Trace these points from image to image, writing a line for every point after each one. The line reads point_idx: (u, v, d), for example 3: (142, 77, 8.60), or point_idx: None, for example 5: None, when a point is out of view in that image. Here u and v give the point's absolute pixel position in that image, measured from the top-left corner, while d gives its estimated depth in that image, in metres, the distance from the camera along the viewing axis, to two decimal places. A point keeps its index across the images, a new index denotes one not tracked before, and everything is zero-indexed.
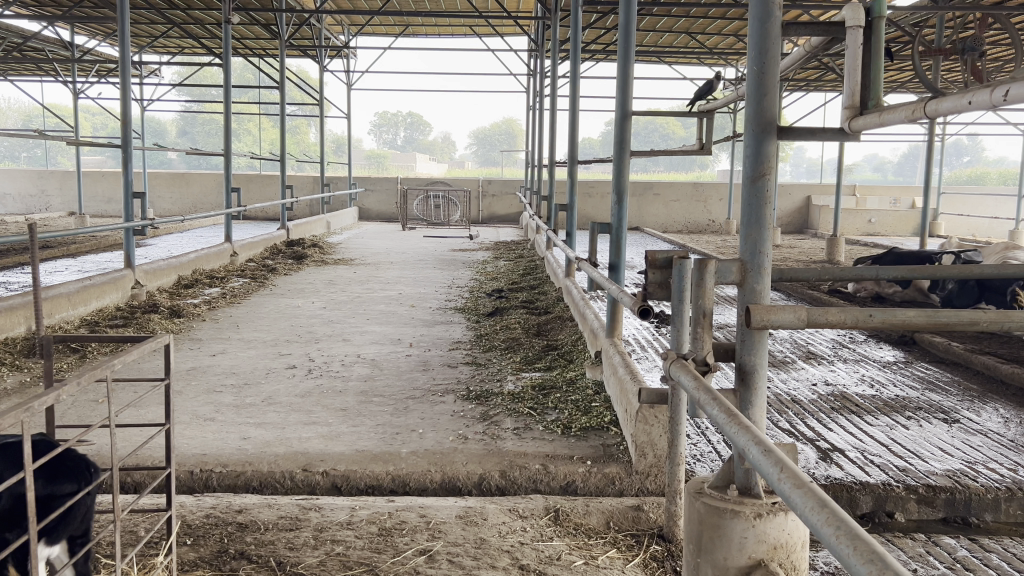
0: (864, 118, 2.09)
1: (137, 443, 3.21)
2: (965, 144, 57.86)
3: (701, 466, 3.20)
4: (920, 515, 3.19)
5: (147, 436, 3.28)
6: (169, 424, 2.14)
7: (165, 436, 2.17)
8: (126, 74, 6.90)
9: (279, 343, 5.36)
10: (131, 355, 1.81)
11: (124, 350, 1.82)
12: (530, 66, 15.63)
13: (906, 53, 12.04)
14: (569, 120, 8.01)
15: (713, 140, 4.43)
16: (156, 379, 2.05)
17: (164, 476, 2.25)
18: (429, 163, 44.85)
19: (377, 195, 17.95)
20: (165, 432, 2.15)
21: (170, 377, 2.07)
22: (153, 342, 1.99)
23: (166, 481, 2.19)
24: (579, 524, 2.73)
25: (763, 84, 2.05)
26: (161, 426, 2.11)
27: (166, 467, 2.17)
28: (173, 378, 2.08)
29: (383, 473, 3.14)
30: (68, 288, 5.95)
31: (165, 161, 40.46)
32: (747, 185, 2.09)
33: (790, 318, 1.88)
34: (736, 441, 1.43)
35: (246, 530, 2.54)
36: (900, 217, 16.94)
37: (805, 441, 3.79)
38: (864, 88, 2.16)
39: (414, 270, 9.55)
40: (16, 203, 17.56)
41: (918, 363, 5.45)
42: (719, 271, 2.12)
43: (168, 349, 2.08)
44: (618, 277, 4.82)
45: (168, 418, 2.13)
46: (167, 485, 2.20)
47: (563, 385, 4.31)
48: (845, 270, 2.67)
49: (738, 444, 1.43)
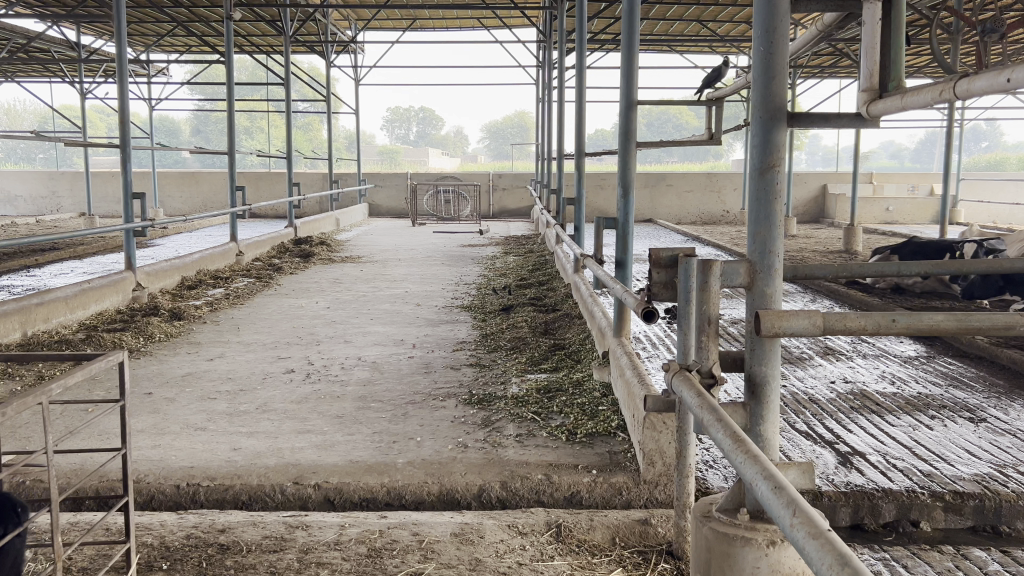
0: (882, 102, 1.90)
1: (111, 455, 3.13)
2: (984, 129, 57.15)
3: (713, 474, 3.00)
4: (946, 524, 3.01)
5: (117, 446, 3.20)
6: (127, 448, 2.10)
7: (122, 462, 2.11)
8: (122, 73, 6.75)
9: (279, 346, 5.23)
10: (72, 378, 1.75)
11: (65, 372, 1.77)
12: (538, 58, 15.43)
13: (924, 36, 11.70)
14: (576, 112, 7.80)
15: (723, 130, 4.21)
16: (112, 400, 2.00)
17: (125, 503, 2.16)
18: (441, 158, 44.83)
19: (386, 191, 17.83)
20: (121, 455, 2.08)
21: (126, 400, 2.03)
22: (102, 359, 1.93)
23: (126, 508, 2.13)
24: (582, 541, 2.57)
25: (772, 66, 1.85)
26: (116, 451, 2.06)
27: (125, 495, 2.11)
28: (128, 400, 2.04)
29: (378, 485, 2.99)
30: (66, 292, 5.84)
31: (178, 160, 40.65)
32: (755, 179, 1.90)
33: (805, 325, 1.70)
34: (745, 476, 1.24)
35: (227, 552, 2.40)
36: (918, 205, 16.62)
37: (824, 444, 3.61)
38: (883, 68, 1.97)
39: (421, 268, 9.37)
40: (28, 205, 17.57)
41: (941, 358, 5.23)
42: (724, 273, 1.95)
43: (123, 367, 2.03)
44: (625, 274, 4.63)
45: (125, 441, 2.08)
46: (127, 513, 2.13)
47: (569, 388, 4.14)
48: (862, 267, 2.49)
49: (746, 479, 1.24)
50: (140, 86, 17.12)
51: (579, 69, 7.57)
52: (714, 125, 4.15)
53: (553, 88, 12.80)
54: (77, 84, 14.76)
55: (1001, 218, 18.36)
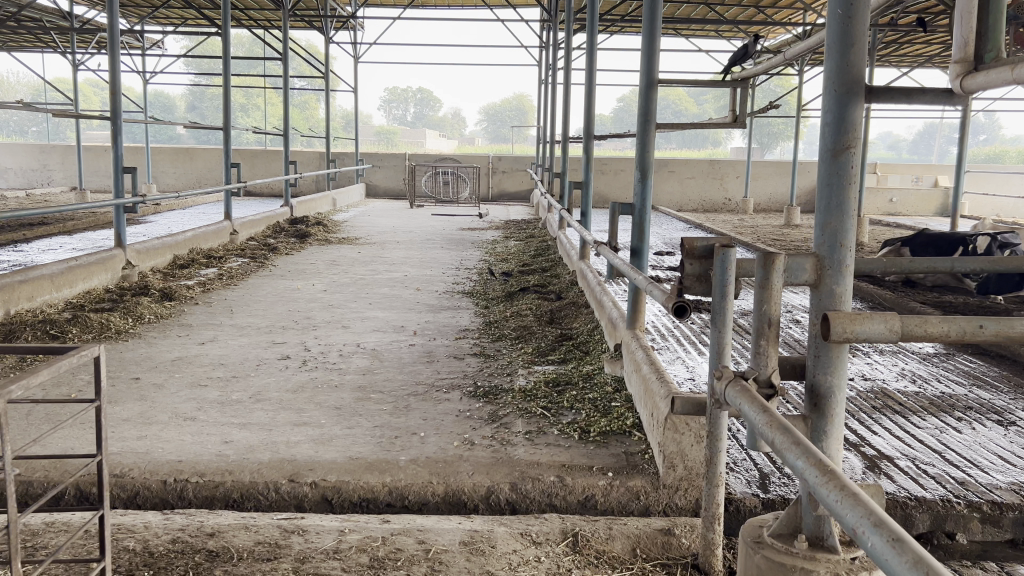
0: (981, 75, 1.71)
1: (86, 445, 2.96)
2: (982, 122, 57.15)
3: (736, 478, 2.81)
4: (983, 536, 2.83)
5: (93, 436, 3.03)
6: (102, 453, 1.90)
7: (98, 470, 1.92)
8: (114, 43, 6.46)
9: (273, 330, 5.02)
10: (37, 377, 1.52)
11: (29, 372, 1.54)
12: (542, 38, 15.10)
13: (939, 23, 11.41)
14: (586, 94, 7.53)
15: (748, 112, 3.97)
16: (86, 401, 1.81)
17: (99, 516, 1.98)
18: (439, 139, 44.42)
19: (384, 172, 17.52)
20: (96, 462, 1.90)
21: (101, 399, 1.84)
22: (74, 355, 1.70)
23: (99, 522, 1.96)
24: (600, 552, 2.38)
25: (850, 32, 1.70)
26: (91, 457, 1.87)
27: (100, 508, 1.92)
28: (104, 399, 1.84)
29: (380, 484, 2.79)
30: (52, 269, 5.60)
31: (173, 136, 40.32)
32: (827, 159, 1.77)
33: (880, 329, 1.58)
34: (845, 521, 1.13)
35: (216, 559, 2.20)
36: (922, 197, 16.45)
37: (848, 447, 3.41)
38: (979, 37, 1.80)
39: (418, 250, 9.14)
40: (18, 177, 17.25)
41: (959, 356, 5.03)
42: (789, 269, 1.81)
43: (100, 363, 1.83)
44: (641, 262, 4.42)
45: (101, 444, 1.88)
46: (101, 528, 1.95)
47: (579, 381, 3.94)
48: (914, 262, 2.30)
49: (847, 524, 1.13)
50: (133, 59, 16.75)
51: (589, 48, 7.27)
52: (738, 107, 3.93)
53: (557, 69, 12.45)
54: (70, 55, 14.46)
55: (1005, 212, 18.21)
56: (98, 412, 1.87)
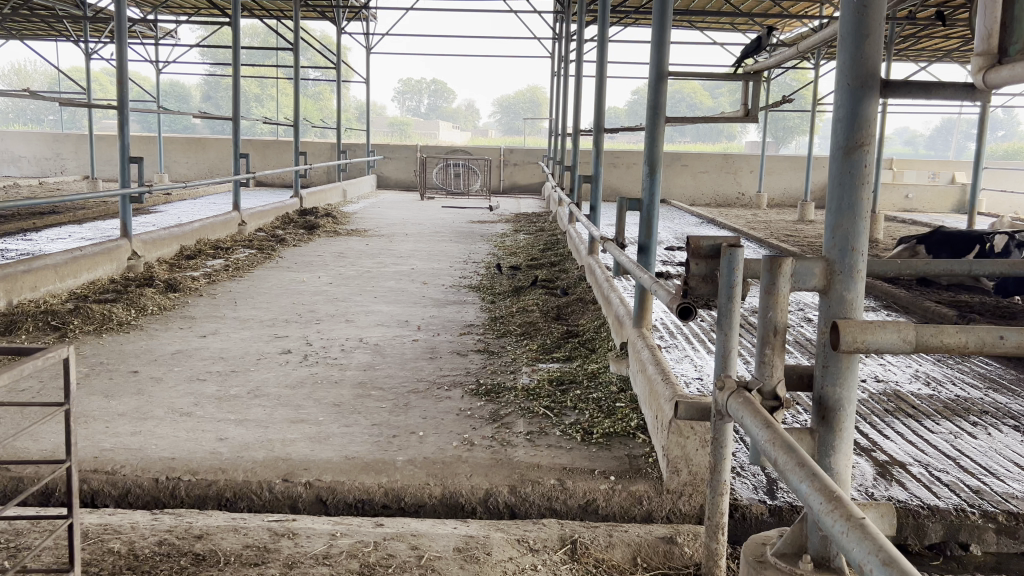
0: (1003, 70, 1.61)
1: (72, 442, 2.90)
2: (1002, 117, 56.45)
3: (741, 483, 2.73)
4: (998, 548, 2.73)
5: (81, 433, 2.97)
6: (71, 459, 1.83)
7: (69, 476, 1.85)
8: (120, 32, 6.40)
9: (276, 323, 4.96)
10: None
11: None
12: (556, 29, 14.96)
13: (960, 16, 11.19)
14: (597, 87, 7.41)
15: (760, 107, 3.86)
16: (55, 403, 1.74)
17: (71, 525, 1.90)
18: (452, 131, 44.28)
19: (395, 163, 17.46)
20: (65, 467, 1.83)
21: (70, 402, 1.77)
22: (40, 357, 1.62)
23: (70, 532, 1.89)
24: (600, 560, 2.30)
25: (866, 22, 1.61)
26: (61, 463, 1.80)
27: (71, 516, 1.85)
28: (73, 402, 1.78)
29: (375, 485, 2.72)
30: (55, 259, 5.57)
31: (187, 126, 40.40)
32: (839, 157, 1.67)
33: (893, 339, 1.50)
34: (851, 556, 1.05)
35: (202, 563, 2.14)
36: (939, 193, 16.22)
37: (859, 452, 3.31)
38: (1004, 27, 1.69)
39: (427, 243, 9.07)
40: (32, 166, 17.30)
41: (975, 358, 4.90)
42: (796, 275, 1.72)
43: (69, 364, 1.76)
44: (649, 258, 4.32)
45: (70, 448, 1.81)
46: (71, 537, 1.87)
47: (584, 380, 3.86)
48: (929, 264, 2.19)
49: (853, 559, 1.05)
50: (146, 48, 16.73)
51: (600, 39, 7.15)
52: (750, 101, 3.82)
53: (570, 61, 12.32)
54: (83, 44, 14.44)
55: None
56: (67, 414, 1.80)
